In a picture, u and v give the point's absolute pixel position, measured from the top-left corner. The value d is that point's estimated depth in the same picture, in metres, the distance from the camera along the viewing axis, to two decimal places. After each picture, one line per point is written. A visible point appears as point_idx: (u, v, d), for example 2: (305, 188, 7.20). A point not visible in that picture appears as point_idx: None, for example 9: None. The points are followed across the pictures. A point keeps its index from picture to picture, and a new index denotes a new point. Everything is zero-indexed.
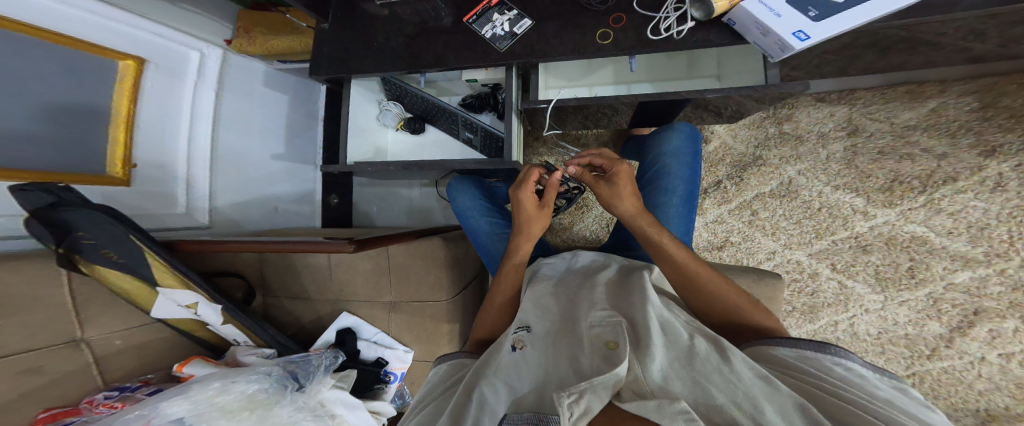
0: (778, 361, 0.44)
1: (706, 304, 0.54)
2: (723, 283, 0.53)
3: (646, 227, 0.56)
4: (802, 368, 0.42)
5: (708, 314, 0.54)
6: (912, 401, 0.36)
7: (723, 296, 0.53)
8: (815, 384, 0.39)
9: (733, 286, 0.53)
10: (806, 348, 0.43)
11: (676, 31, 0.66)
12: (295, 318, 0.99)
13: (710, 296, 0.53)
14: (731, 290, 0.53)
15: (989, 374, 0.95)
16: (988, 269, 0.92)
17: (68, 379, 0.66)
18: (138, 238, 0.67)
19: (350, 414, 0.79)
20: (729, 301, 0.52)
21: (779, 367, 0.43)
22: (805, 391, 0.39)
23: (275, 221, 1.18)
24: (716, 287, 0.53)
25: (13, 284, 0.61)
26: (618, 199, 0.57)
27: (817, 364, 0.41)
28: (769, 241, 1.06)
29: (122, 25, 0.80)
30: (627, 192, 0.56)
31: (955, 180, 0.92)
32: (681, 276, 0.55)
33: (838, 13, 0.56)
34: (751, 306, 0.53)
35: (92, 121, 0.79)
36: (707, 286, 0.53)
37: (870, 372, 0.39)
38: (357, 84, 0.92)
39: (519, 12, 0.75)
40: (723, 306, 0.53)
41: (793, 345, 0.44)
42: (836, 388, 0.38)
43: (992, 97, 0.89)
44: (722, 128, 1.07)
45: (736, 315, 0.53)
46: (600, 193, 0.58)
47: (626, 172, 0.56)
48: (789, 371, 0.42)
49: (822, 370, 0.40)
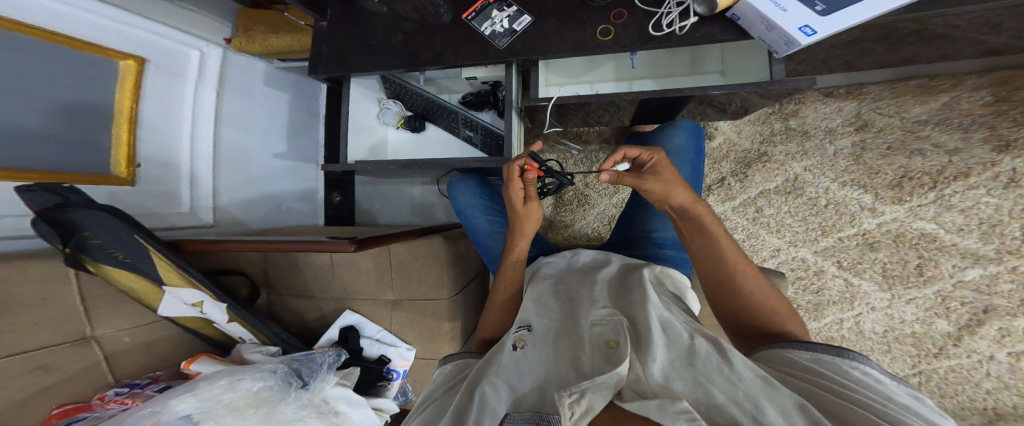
0: (788, 361, 0.43)
1: (738, 305, 0.51)
2: (764, 286, 0.51)
3: (703, 215, 0.54)
4: (814, 369, 0.40)
5: (731, 313, 0.52)
6: (928, 409, 0.35)
7: (762, 300, 0.50)
8: (823, 385, 0.38)
9: (774, 290, 0.51)
10: (820, 351, 0.42)
11: (678, 27, 0.64)
12: (298, 316, 1.00)
13: (748, 298, 0.50)
14: (771, 293, 0.50)
15: (998, 372, 0.93)
16: (1000, 267, 0.90)
17: (80, 375, 0.68)
18: (143, 239, 0.68)
19: (353, 411, 0.81)
20: (766, 305, 0.50)
21: (787, 368, 0.42)
22: (810, 390, 0.38)
23: (279, 219, 1.19)
24: (757, 289, 0.50)
25: (24, 283, 0.62)
26: (665, 195, 0.54)
27: (829, 367, 0.40)
28: (774, 238, 1.05)
29: (121, 24, 0.80)
30: (661, 187, 0.53)
31: (969, 176, 0.89)
32: (721, 274, 0.52)
33: (847, 6, 0.54)
34: (789, 313, 0.50)
35: (96, 121, 0.80)
36: (749, 289, 0.50)
37: (886, 378, 0.38)
38: (356, 83, 0.92)
39: (518, 8, 0.74)
40: (758, 310, 0.50)
41: (806, 348, 0.43)
42: (845, 390, 0.37)
43: (1008, 90, 0.86)
44: (726, 124, 1.05)
45: (771, 320, 0.50)
46: (650, 188, 0.54)
47: (665, 161, 0.56)
48: (799, 371, 0.41)
49: (834, 372, 0.39)
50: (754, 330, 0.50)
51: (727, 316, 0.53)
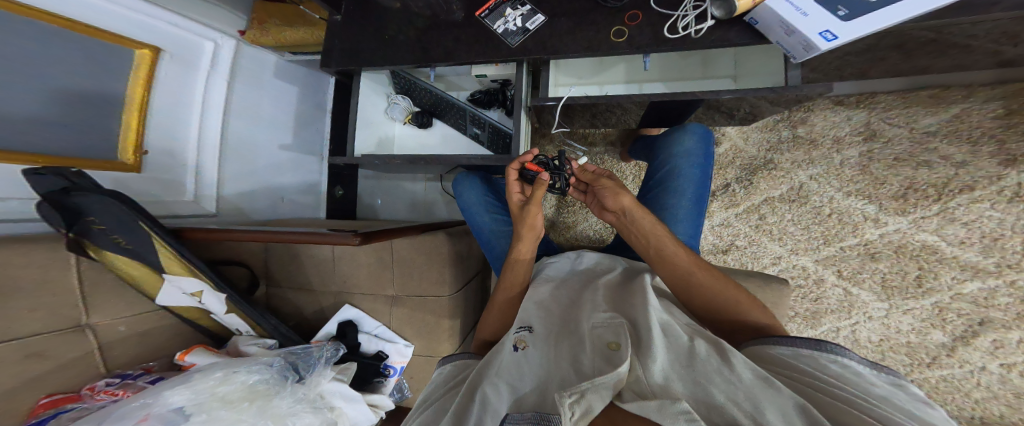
0: (774, 360, 0.44)
1: (701, 300, 0.54)
2: (720, 280, 0.54)
3: (644, 219, 0.57)
4: (799, 367, 0.41)
5: (701, 309, 0.54)
6: (909, 398, 0.36)
7: (720, 292, 0.53)
8: (812, 385, 0.39)
9: (730, 282, 0.54)
10: (802, 346, 0.43)
11: (694, 30, 0.65)
12: (296, 309, 1.00)
13: (709, 293, 0.53)
14: (727, 286, 0.53)
15: (989, 383, 0.94)
16: (999, 280, 0.91)
17: (73, 364, 0.67)
18: (146, 225, 0.66)
19: (348, 406, 0.80)
20: (727, 297, 0.53)
21: (775, 366, 0.44)
22: (801, 391, 0.39)
23: (280, 211, 1.18)
24: (712, 282, 0.53)
25: (22, 265, 0.61)
26: (613, 195, 0.60)
27: (813, 364, 0.41)
28: (775, 246, 1.05)
29: (138, 14, 0.79)
30: (612, 184, 0.61)
31: (972, 189, 0.90)
32: (674, 275, 0.55)
33: (869, 13, 0.54)
34: (748, 302, 0.53)
35: (105, 108, 0.79)
36: (703, 283, 0.53)
37: (866, 369, 0.39)
38: (367, 77, 0.92)
39: (531, 7, 0.74)
40: (719, 301, 0.53)
41: (788, 344, 0.44)
42: (832, 388, 0.38)
43: (1019, 103, 0.87)
44: (734, 130, 1.06)
45: (735, 311, 0.52)
46: (604, 186, 0.62)
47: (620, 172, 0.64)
48: (786, 370, 0.42)
49: (818, 369, 0.40)
50: (720, 321, 0.54)
51: (703, 318, 0.55)
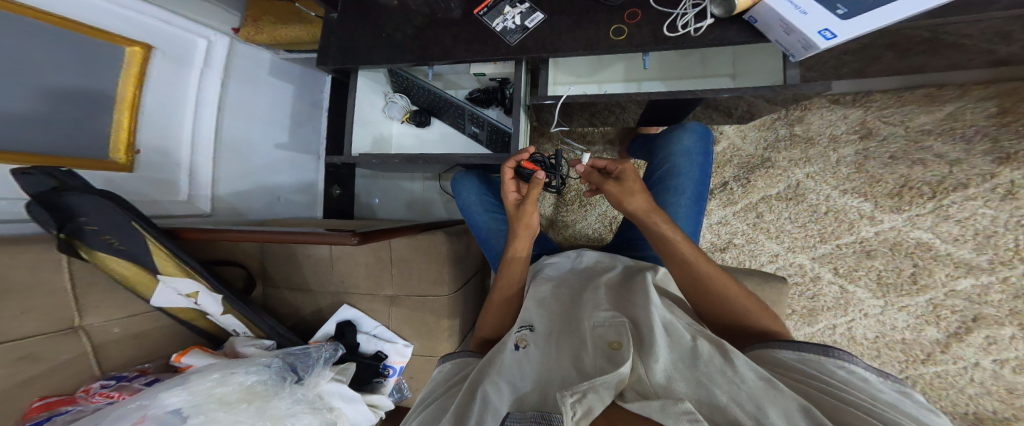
0: (779, 363, 0.44)
1: (713, 304, 0.54)
2: (733, 286, 0.53)
3: (658, 223, 0.57)
4: (805, 370, 0.42)
5: (710, 314, 0.55)
6: (915, 405, 0.36)
7: (732, 298, 0.53)
8: (818, 387, 0.39)
9: (742, 289, 0.54)
10: (808, 350, 0.43)
11: (693, 28, 0.65)
12: (294, 309, 0.99)
13: (721, 298, 0.53)
14: (739, 292, 0.53)
15: (982, 378, 0.96)
16: (992, 276, 0.92)
17: (67, 366, 0.66)
18: (139, 225, 0.65)
19: (348, 407, 0.80)
20: (738, 303, 0.53)
21: (780, 369, 0.44)
22: (807, 393, 0.39)
23: (276, 210, 1.17)
24: (726, 288, 0.53)
25: (13, 267, 0.60)
26: (623, 199, 0.59)
27: (818, 367, 0.41)
28: (773, 244, 1.06)
29: (129, 10, 0.78)
30: (619, 188, 0.60)
31: (966, 187, 0.91)
32: (686, 278, 0.55)
33: (868, 12, 0.54)
34: (759, 309, 0.53)
35: (93, 105, 0.78)
36: (717, 288, 0.53)
37: (872, 376, 0.39)
38: (363, 75, 0.91)
39: (530, 5, 0.74)
40: (731, 306, 0.53)
41: (794, 348, 0.44)
42: (838, 392, 0.38)
43: (1013, 101, 0.88)
44: (731, 128, 1.06)
45: (745, 317, 0.53)
46: (611, 191, 0.61)
47: (632, 172, 0.61)
48: (791, 372, 0.43)
49: (823, 373, 0.40)
50: (728, 326, 0.54)
51: (711, 323, 0.55)
